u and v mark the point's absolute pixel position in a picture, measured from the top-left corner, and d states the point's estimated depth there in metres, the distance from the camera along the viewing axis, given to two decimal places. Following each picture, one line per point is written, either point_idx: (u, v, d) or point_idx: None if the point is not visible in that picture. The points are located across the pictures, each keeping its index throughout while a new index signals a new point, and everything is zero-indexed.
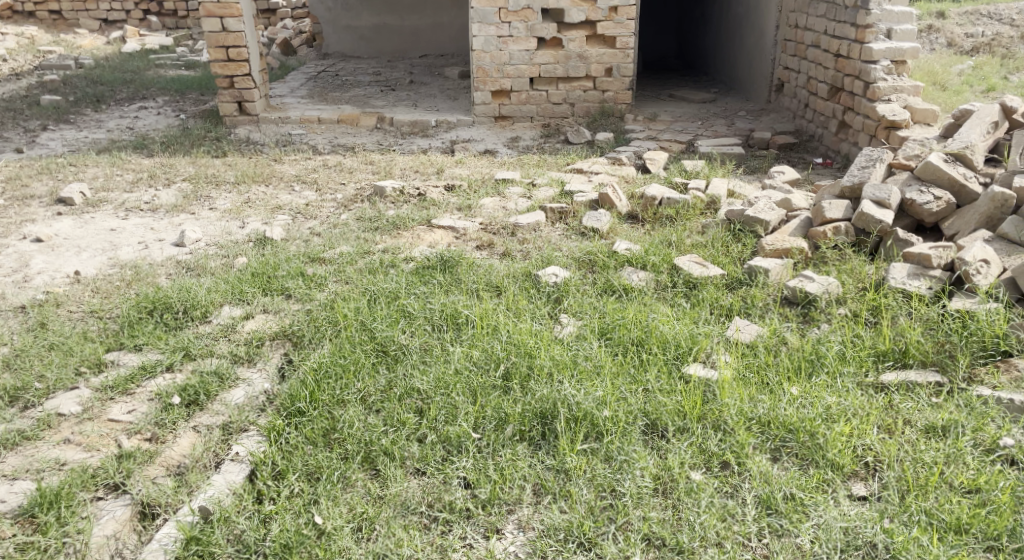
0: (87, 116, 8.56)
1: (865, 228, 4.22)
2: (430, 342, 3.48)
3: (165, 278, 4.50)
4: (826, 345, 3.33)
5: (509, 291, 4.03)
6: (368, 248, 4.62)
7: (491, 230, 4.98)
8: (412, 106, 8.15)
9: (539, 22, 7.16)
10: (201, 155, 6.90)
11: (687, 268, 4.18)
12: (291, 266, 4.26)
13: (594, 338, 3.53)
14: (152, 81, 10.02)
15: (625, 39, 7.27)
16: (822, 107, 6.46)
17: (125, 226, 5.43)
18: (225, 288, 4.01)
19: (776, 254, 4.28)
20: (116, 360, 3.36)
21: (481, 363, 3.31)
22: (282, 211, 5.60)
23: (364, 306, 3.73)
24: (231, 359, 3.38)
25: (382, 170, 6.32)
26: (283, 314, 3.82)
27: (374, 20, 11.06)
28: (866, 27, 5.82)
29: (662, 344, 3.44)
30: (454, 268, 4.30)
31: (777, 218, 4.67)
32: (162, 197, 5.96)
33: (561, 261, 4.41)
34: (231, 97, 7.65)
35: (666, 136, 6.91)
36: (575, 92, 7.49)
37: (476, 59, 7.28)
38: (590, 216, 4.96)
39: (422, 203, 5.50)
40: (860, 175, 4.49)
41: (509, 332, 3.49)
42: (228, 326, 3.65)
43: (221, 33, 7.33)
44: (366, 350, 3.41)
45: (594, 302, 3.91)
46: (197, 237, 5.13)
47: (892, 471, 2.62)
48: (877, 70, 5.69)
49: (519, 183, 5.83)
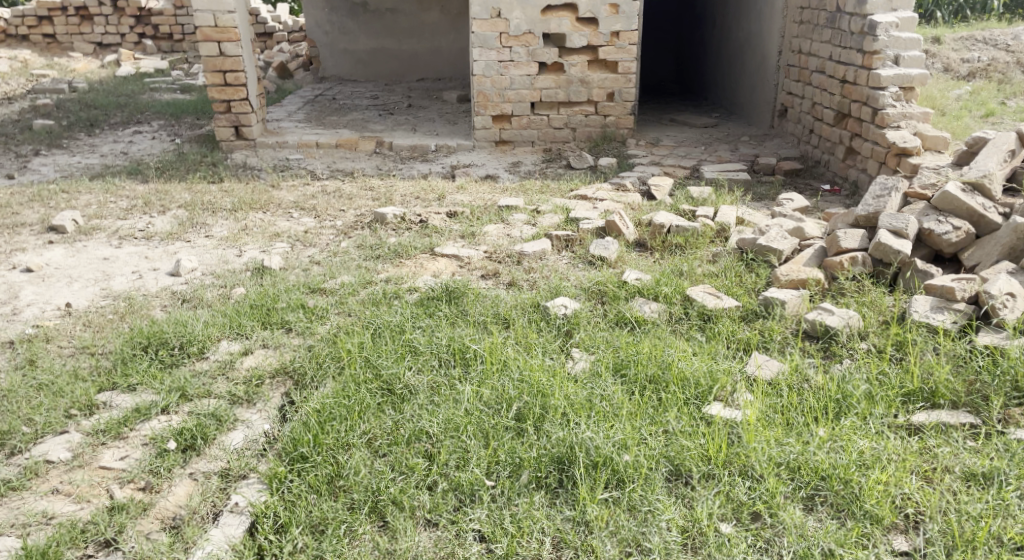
0: (80, 141, 8.44)
1: (883, 259, 4.10)
2: (438, 380, 3.34)
3: (160, 310, 4.35)
4: (852, 384, 3.20)
5: (518, 323, 3.89)
6: (369, 277, 4.48)
7: (496, 258, 4.85)
8: (411, 130, 8.04)
9: (541, 47, 7.08)
10: (196, 181, 6.76)
11: (701, 299, 4.05)
12: (291, 298, 4.11)
13: (609, 375, 3.39)
14: (147, 105, 9.91)
15: (627, 64, 7.19)
16: (829, 133, 6.38)
17: (118, 255, 5.29)
18: (222, 321, 3.86)
19: (791, 284, 4.16)
20: (108, 402, 3.20)
21: (493, 403, 3.17)
22: (280, 238, 5.47)
23: (368, 341, 3.58)
24: (229, 399, 3.22)
25: (382, 197, 6.19)
26: (284, 349, 3.67)
27: (371, 43, 11.00)
28: (874, 53, 5.74)
29: (681, 381, 3.31)
30: (460, 299, 4.15)
31: (790, 247, 4.55)
32: (157, 225, 5.83)
33: (569, 292, 4.27)
34: (228, 122, 7.54)
35: (669, 161, 6.81)
36: (577, 117, 7.39)
37: (476, 84, 7.19)
38: (597, 244, 4.83)
39: (424, 230, 5.37)
40: (875, 204, 4.39)
41: (520, 369, 3.35)
42: (225, 363, 3.49)
43: (219, 57, 7.23)
44: (371, 388, 3.26)
45: (606, 335, 3.78)
46: (193, 267, 4.99)
47: (934, 524, 2.53)
48: (885, 96, 5.60)
49: (523, 209, 5.70)
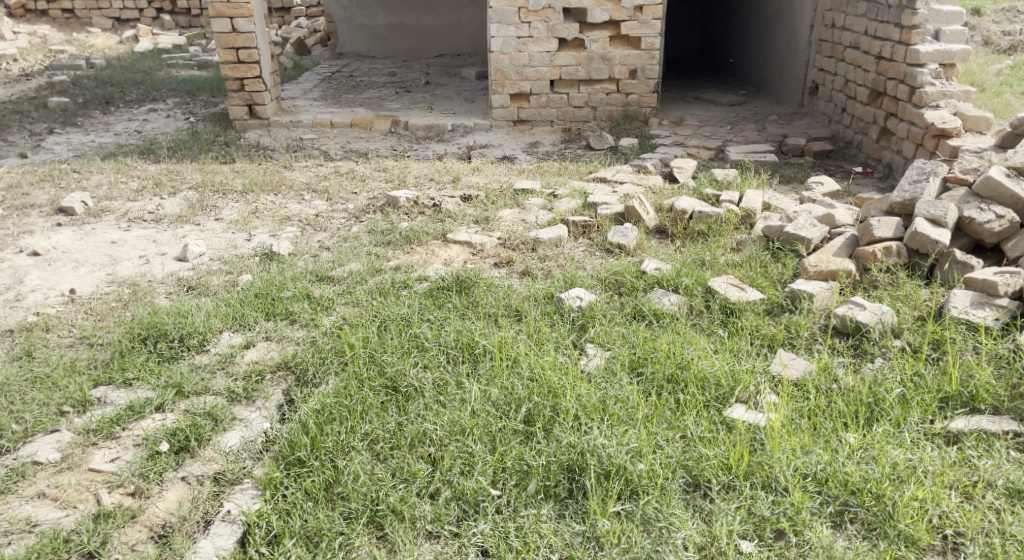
0: (95, 119, 8.33)
1: (920, 249, 3.89)
2: (444, 378, 3.20)
3: (164, 298, 4.23)
4: (885, 387, 3.01)
5: (530, 316, 3.73)
6: (379, 265, 4.33)
7: (510, 246, 4.68)
8: (428, 109, 7.85)
9: (561, 23, 6.83)
10: (208, 162, 6.63)
11: (723, 291, 3.87)
12: (297, 287, 3.97)
13: (625, 374, 3.23)
14: (163, 83, 9.79)
15: (651, 40, 6.93)
16: (862, 113, 6.09)
17: (126, 239, 5.17)
18: (225, 312, 3.74)
19: (820, 276, 3.96)
20: (103, 398, 3.08)
21: (501, 404, 3.03)
22: (291, 222, 5.33)
23: (373, 334, 3.45)
24: (227, 397, 3.10)
25: (395, 178, 6.03)
26: (287, 342, 3.53)
27: (389, 18, 10.77)
28: (912, 28, 5.45)
29: (701, 382, 3.14)
30: (471, 290, 4.00)
31: (819, 235, 4.34)
32: (167, 208, 5.70)
33: (585, 283, 4.09)
34: (241, 100, 7.39)
35: (693, 142, 6.57)
36: (598, 95, 7.16)
37: (494, 61, 6.97)
38: (615, 230, 4.64)
39: (437, 215, 5.21)
40: (911, 190, 4.17)
41: (531, 367, 3.21)
42: (226, 358, 3.36)
43: (231, 34, 7.06)
44: (375, 386, 3.13)
45: (623, 330, 3.61)
46: (201, 251, 4.86)
47: (975, 547, 2.37)
48: (924, 74, 5.32)
49: (539, 193, 5.51)
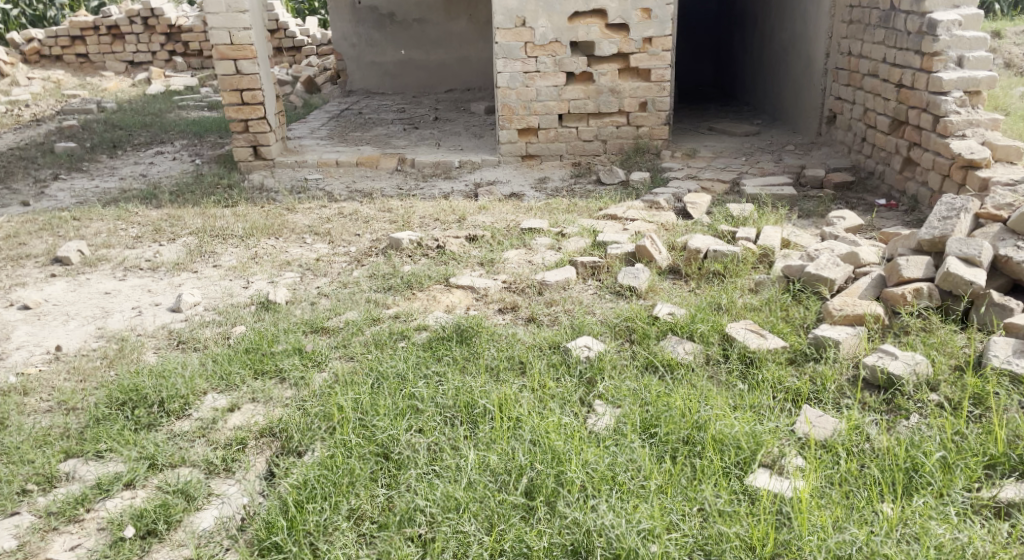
0: (100, 163, 8.24)
1: (952, 291, 3.66)
2: (440, 443, 2.96)
3: (153, 353, 3.99)
4: (924, 450, 2.78)
5: (534, 369, 3.48)
6: (376, 313, 4.10)
7: (515, 289, 4.45)
8: (435, 145, 7.69)
9: (568, 56, 6.66)
10: (210, 206, 6.43)
11: (742, 338, 3.61)
12: (289, 341, 3.74)
13: (636, 435, 2.98)
14: (172, 124, 9.72)
15: (662, 72, 6.74)
16: (884, 142, 5.83)
17: (121, 288, 4.93)
18: (211, 371, 3.51)
19: (847, 320, 3.71)
20: (71, 473, 2.90)
21: (500, 472, 2.79)
22: (290, 267, 5.11)
23: (364, 395, 3.21)
24: (204, 469, 2.90)
25: (399, 219, 5.82)
26: (273, 404, 3.30)
27: (398, 55, 10.69)
28: (934, 55, 5.20)
29: (720, 444, 2.88)
30: (472, 340, 3.76)
31: (843, 275, 4.08)
32: (165, 254, 5.48)
33: (593, 330, 3.85)
34: (246, 141, 7.25)
35: (708, 174, 6.34)
36: (608, 128, 6.95)
37: (501, 96, 6.79)
38: (626, 272, 4.40)
39: (441, 257, 4.99)
40: (941, 226, 3.93)
41: (534, 429, 2.97)
42: (206, 424, 3.14)
43: (235, 75, 6.95)
44: (364, 455, 2.89)
45: (634, 385, 3.34)
46: (195, 301, 4.60)
47: None
48: (948, 102, 5.07)
49: (547, 232, 5.27)
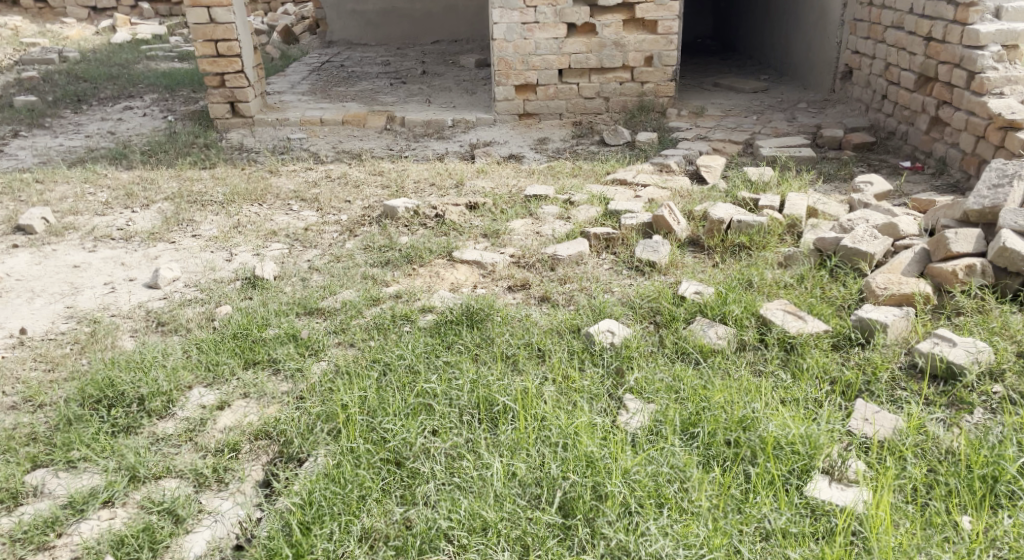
0: (64, 119, 7.68)
1: (1007, 267, 3.39)
2: (459, 447, 2.63)
3: (129, 338, 3.59)
4: (1004, 455, 2.50)
5: (555, 358, 3.14)
6: (375, 293, 3.73)
7: (524, 264, 4.10)
8: (425, 102, 7.23)
9: (570, 6, 6.21)
10: (186, 167, 5.96)
11: (780, 321, 3.30)
12: (281, 325, 3.37)
13: (677, 437, 2.66)
14: (141, 77, 9.12)
15: (669, 23, 6.31)
16: (908, 100, 5.49)
17: (90, 261, 4.49)
18: (196, 361, 3.13)
19: (892, 301, 3.43)
20: (39, 488, 2.55)
21: (529, 484, 2.48)
22: (277, 237, 4.71)
23: (371, 391, 2.86)
24: (192, 481, 2.56)
25: (392, 184, 5.41)
26: (268, 401, 2.94)
27: (381, 4, 10.11)
28: (970, 5, 4.85)
29: (772, 447, 2.58)
30: (483, 324, 3.40)
31: (882, 248, 3.77)
32: (138, 222, 5.03)
33: (615, 312, 3.52)
34: (222, 97, 6.75)
35: (718, 135, 5.98)
36: (611, 85, 6.54)
37: (497, 49, 6.34)
38: (645, 245, 4.07)
39: (440, 227, 4.61)
40: (992, 196, 3.66)
41: (564, 431, 2.64)
42: (193, 426, 2.78)
43: (209, 25, 6.43)
44: (374, 463, 2.56)
45: (669, 374, 3.03)
46: (174, 276, 4.18)
47: None
48: (984, 58, 4.74)
49: (554, 199, 4.90)
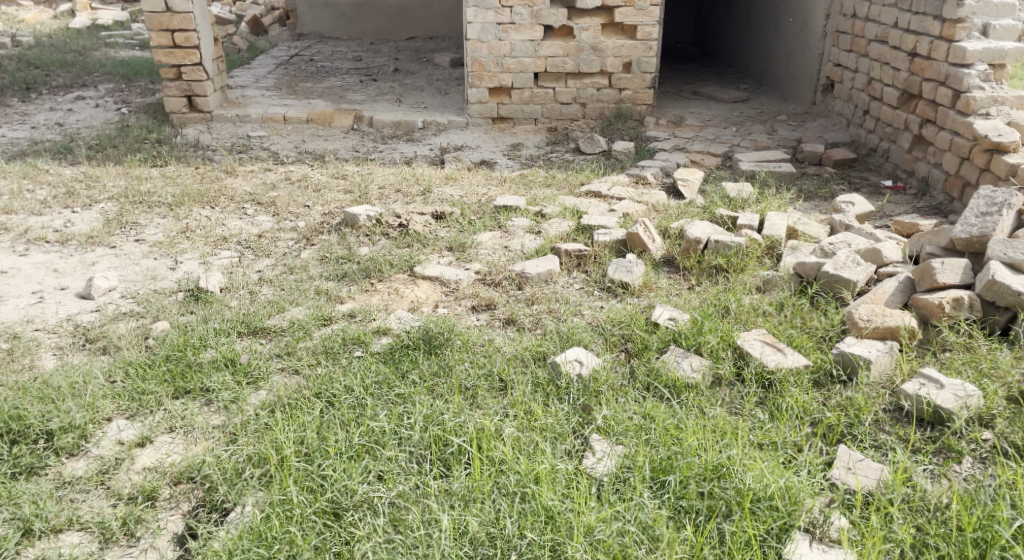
0: (11, 108, 7.29)
1: (995, 301, 3.20)
2: (405, 497, 2.39)
3: (51, 357, 3.29)
4: (999, 517, 2.30)
5: (518, 391, 2.90)
6: (327, 311, 3.46)
7: (490, 282, 3.86)
8: (395, 101, 6.96)
9: (547, 8, 5.96)
10: (135, 164, 5.63)
11: (757, 354, 3.08)
12: (220, 346, 3.09)
13: (645, 488, 2.44)
14: (97, 65, 8.72)
15: (648, 29, 6.08)
16: (890, 117, 5.32)
17: (20, 266, 4.17)
18: (119, 389, 2.85)
19: (876, 334, 3.21)
20: None
21: (483, 543, 2.25)
22: (227, 244, 4.42)
23: (311, 429, 2.60)
24: (96, 537, 2.29)
25: (356, 189, 5.13)
26: (196, 437, 2.66)
27: None
28: (957, 21, 4.67)
29: (749, 502, 2.36)
30: (442, 350, 3.14)
31: (865, 276, 3.58)
32: (77, 224, 4.70)
33: (584, 340, 3.28)
34: (179, 90, 6.43)
35: (697, 146, 5.77)
36: (588, 90, 6.30)
37: (471, 50, 6.09)
38: (618, 264, 3.83)
39: (403, 239, 4.35)
40: (980, 223, 3.48)
41: (522, 479, 2.41)
42: (106, 468, 2.51)
43: (164, 14, 6.09)
44: (310, 516, 2.31)
45: (639, 411, 2.80)
46: (109, 286, 3.87)
47: None
48: (971, 76, 4.56)
49: (525, 211, 4.66)
